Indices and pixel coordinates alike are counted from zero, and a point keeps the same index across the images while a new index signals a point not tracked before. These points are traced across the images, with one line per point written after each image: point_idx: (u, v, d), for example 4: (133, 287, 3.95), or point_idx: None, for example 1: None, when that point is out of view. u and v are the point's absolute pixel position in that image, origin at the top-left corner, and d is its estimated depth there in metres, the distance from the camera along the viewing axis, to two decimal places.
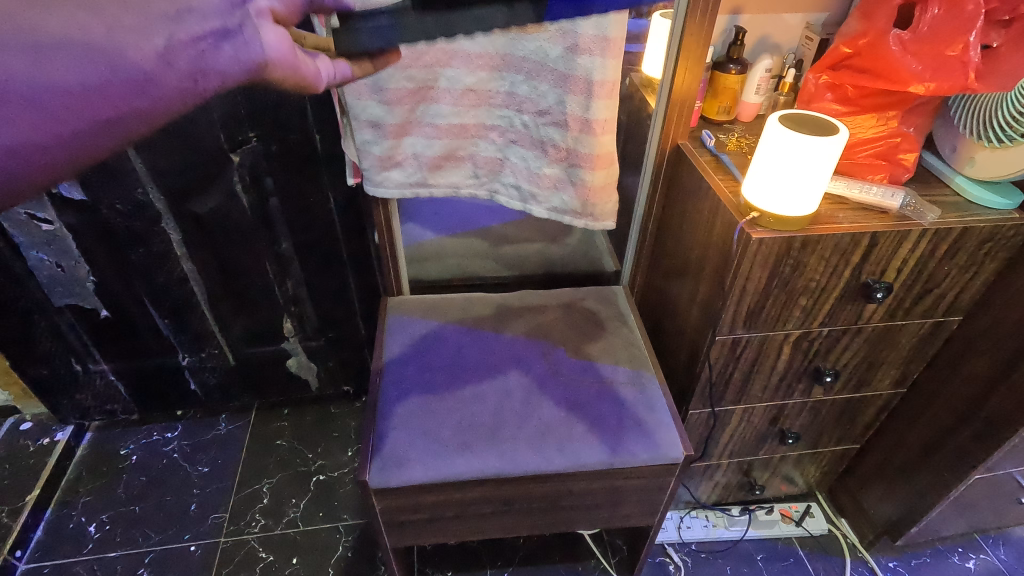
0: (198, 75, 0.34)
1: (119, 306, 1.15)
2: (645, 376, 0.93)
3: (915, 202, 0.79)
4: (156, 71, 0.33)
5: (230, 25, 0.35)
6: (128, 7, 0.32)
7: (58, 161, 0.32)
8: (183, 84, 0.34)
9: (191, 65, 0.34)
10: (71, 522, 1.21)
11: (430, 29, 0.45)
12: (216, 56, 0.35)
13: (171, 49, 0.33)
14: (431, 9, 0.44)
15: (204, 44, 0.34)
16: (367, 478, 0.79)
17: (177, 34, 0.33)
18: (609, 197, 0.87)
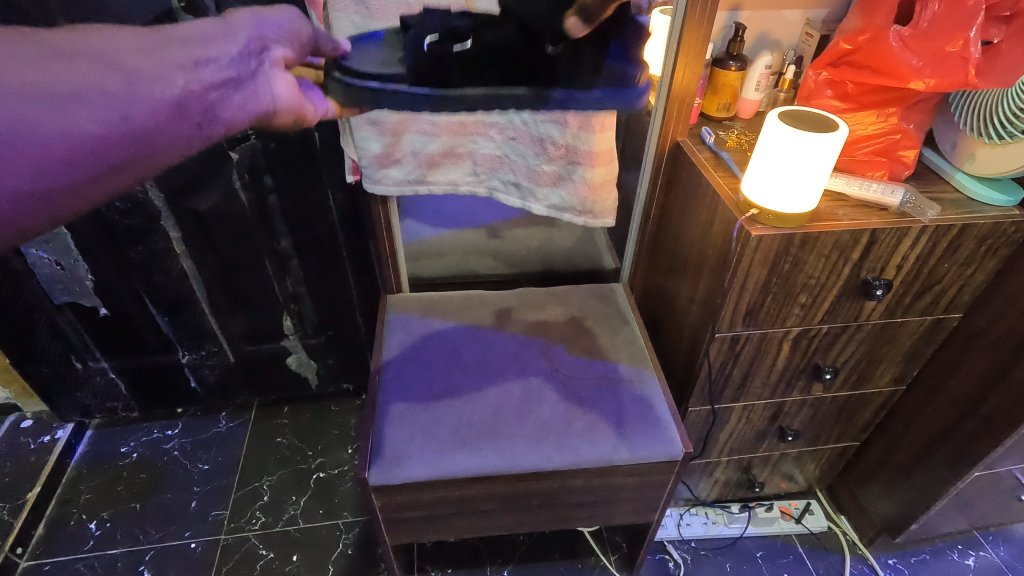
0: (206, 122, 0.41)
1: (119, 304, 1.15)
2: (645, 373, 0.93)
3: (916, 198, 0.79)
4: (170, 118, 0.38)
5: (241, 77, 0.44)
6: (150, 62, 0.37)
7: (67, 199, 0.35)
8: (191, 130, 0.40)
9: (199, 113, 0.40)
10: (72, 520, 1.21)
11: (418, 99, 0.55)
12: (226, 103, 0.43)
13: (184, 96, 0.39)
14: (424, 83, 0.54)
15: (216, 94, 0.41)
16: (366, 476, 0.80)
17: (192, 85, 0.39)
18: (609, 194, 0.87)
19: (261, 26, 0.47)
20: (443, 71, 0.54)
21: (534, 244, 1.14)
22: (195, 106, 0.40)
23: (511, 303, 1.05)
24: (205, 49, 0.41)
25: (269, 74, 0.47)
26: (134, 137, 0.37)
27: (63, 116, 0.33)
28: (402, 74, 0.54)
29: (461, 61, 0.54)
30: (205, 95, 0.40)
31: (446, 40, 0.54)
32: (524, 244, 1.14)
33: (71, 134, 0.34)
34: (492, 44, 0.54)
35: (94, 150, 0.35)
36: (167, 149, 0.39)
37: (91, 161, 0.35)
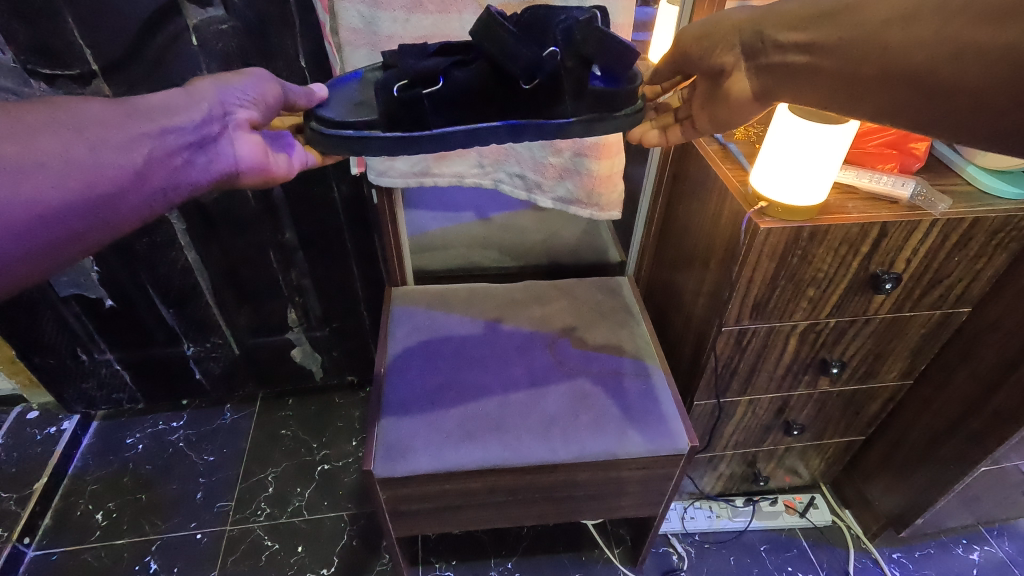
0: (171, 185, 0.56)
1: (123, 296, 1.15)
2: (650, 367, 0.93)
3: (926, 190, 0.78)
4: (136, 184, 0.53)
5: (207, 145, 0.59)
6: (127, 142, 0.52)
7: (67, 249, 0.50)
8: (155, 192, 0.55)
9: (163, 178, 0.55)
10: (79, 510, 1.22)
11: (394, 143, 0.64)
12: (190, 168, 0.58)
13: (150, 163, 0.54)
14: (399, 126, 0.63)
15: (181, 160, 0.57)
16: (371, 468, 0.79)
17: (159, 156, 0.55)
18: (615, 186, 0.86)
19: (227, 93, 0.61)
20: (416, 115, 0.63)
21: (539, 238, 1.13)
22: (158, 166, 0.55)
23: (517, 296, 1.04)
24: (174, 123, 0.56)
25: (233, 138, 0.61)
26: (93, 199, 0.50)
27: (49, 180, 0.48)
28: (377, 121, 0.63)
29: (433, 104, 0.63)
30: (164, 156, 0.55)
31: (416, 84, 0.62)
32: (528, 235, 1.13)
33: (54, 198, 0.48)
34: (464, 81, 0.62)
35: (73, 205, 0.49)
36: (131, 202, 0.53)
37: (67, 216, 0.49)
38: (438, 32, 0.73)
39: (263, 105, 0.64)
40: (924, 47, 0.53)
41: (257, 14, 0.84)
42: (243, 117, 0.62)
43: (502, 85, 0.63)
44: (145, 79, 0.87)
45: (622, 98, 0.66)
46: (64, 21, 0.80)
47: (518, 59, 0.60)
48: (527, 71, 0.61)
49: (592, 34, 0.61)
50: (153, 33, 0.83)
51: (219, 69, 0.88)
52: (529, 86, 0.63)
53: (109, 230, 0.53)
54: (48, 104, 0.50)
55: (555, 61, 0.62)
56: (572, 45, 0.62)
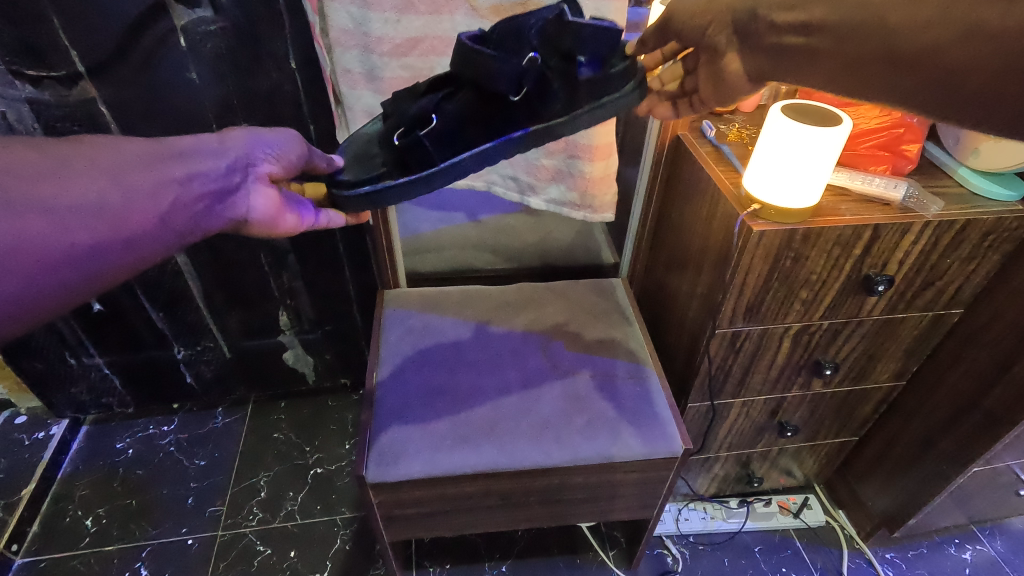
0: (190, 229, 0.58)
1: (112, 299, 1.14)
2: (644, 369, 0.93)
3: (918, 192, 0.78)
4: (158, 227, 0.54)
5: (227, 193, 0.62)
6: (157, 187, 0.54)
7: (85, 288, 0.50)
8: (174, 235, 0.56)
9: (184, 223, 0.57)
10: (67, 516, 1.20)
11: (411, 184, 0.67)
12: (210, 213, 0.60)
13: (174, 207, 0.56)
14: (409, 170, 0.67)
15: (202, 206, 0.59)
16: (364, 473, 0.79)
17: (184, 201, 0.57)
18: (609, 188, 0.85)
19: (253, 147, 0.65)
20: (422, 156, 0.66)
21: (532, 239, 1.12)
22: (181, 210, 0.56)
23: (511, 299, 1.04)
24: (200, 171, 0.59)
25: (250, 190, 0.65)
26: (119, 241, 0.51)
27: (80, 221, 0.49)
28: (388, 170, 0.67)
29: (434, 143, 0.66)
30: (188, 202, 0.57)
31: (413, 128, 0.66)
32: (521, 236, 1.12)
33: (81, 239, 0.48)
34: (455, 114, 0.65)
35: (98, 246, 0.50)
36: (152, 243, 0.54)
37: (91, 257, 0.49)
38: (429, 33, 0.72)
39: (286, 162, 0.68)
40: (926, 31, 0.50)
41: (246, 15, 0.83)
42: (264, 170, 0.67)
43: (490, 100, 0.64)
44: (132, 80, 0.86)
45: (616, 80, 0.65)
46: (49, 22, 0.79)
47: (501, 75, 0.61)
48: (513, 84, 0.62)
49: (565, 28, 0.61)
50: (140, 33, 0.82)
51: (208, 69, 0.87)
52: (518, 95, 0.64)
53: (127, 270, 0.53)
54: (85, 145, 0.52)
55: (537, 66, 0.63)
56: (548, 41, 0.62)
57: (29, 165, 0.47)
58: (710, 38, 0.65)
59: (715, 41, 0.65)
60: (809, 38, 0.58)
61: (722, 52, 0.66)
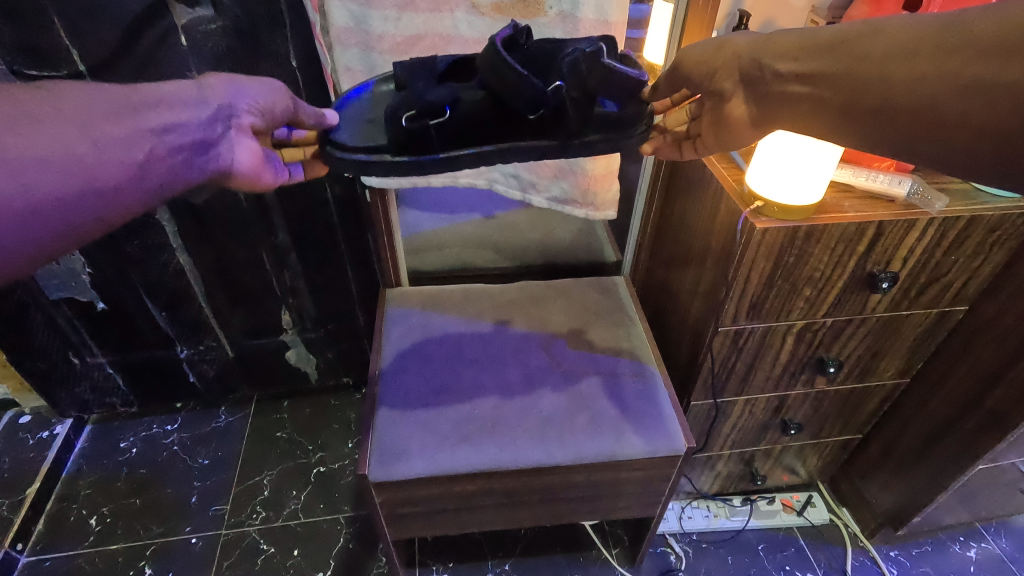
0: (169, 183, 0.55)
1: (115, 299, 1.14)
2: (647, 368, 0.92)
3: (923, 189, 0.77)
4: (133, 180, 0.51)
5: (210, 144, 0.58)
6: (129, 137, 0.51)
7: (58, 244, 0.48)
8: (153, 189, 0.53)
9: (162, 176, 0.54)
10: (72, 515, 1.21)
11: (403, 167, 0.62)
12: (191, 167, 0.57)
13: (150, 159, 0.52)
14: (408, 153, 0.61)
15: (182, 159, 0.55)
16: (366, 472, 0.79)
17: (161, 154, 0.53)
18: (610, 185, 0.85)
19: (233, 96, 0.61)
20: (424, 145, 0.61)
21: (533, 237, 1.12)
22: (158, 162, 0.53)
23: (513, 297, 1.03)
24: (178, 119, 0.55)
25: (233, 141, 0.60)
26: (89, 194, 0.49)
27: (45, 171, 0.46)
28: (386, 146, 0.62)
29: (439, 133, 0.61)
30: (165, 154, 0.54)
31: (424, 115, 0.60)
32: (523, 235, 1.12)
33: (46, 192, 0.46)
34: (468, 111, 0.61)
35: (67, 199, 0.47)
36: (127, 196, 0.51)
37: (61, 210, 0.47)
38: (430, 31, 0.72)
39: (270, 114, 0.64)
40: (924, 83, 0.50)
41: (247, 14, 0.83)
42: (246, 122, 0.62)
43: (505, 115, 0.62)
44: (134, 80, 0.86)
45: (622, 111, 0.64)
46: (50, 21, 0.79)
47: (522, 95, 0.59)
48: (530, 103, 0.60)
49: (597, 68, 0.61)
50: (141, 32, 0.82)
51: (209, 69, 0.87)
52: (534, 116, 0.61)
53: (102, 225, 0.51)
54: (49, 92, 0.49)
55: (560, 94, 0.60)
56: (576, 75, 0.60)
57: None
58: (716, 83, 0.65)
59: (721, 87, 0.65)
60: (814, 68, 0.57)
61: (727, 98, 0.65)
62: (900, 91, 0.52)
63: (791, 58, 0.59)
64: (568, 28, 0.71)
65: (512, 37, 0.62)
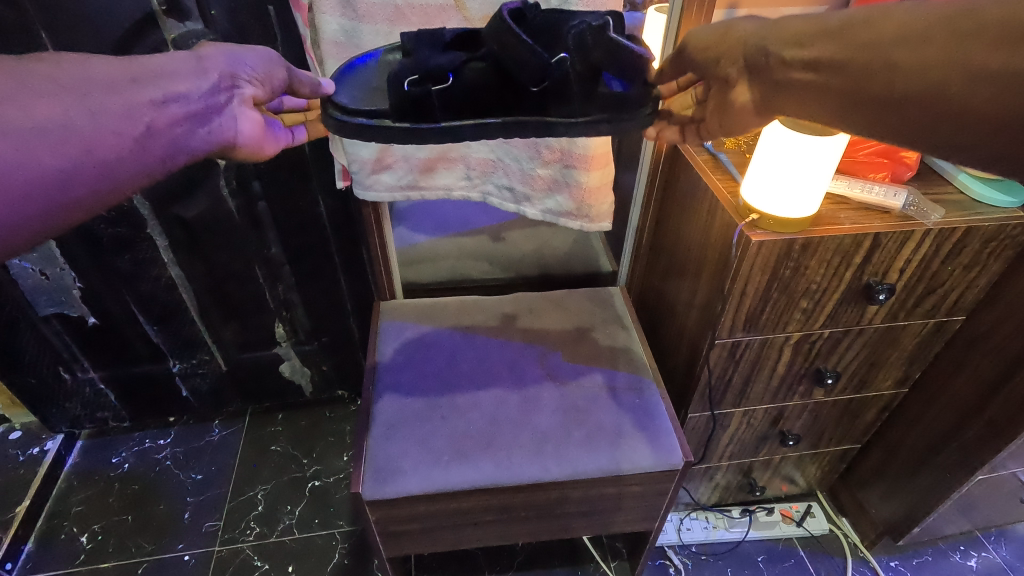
0: (173, 153, 0.54)
1: (106, 313, 1.13)
2: (644, 380, 0.91)
3: (918, 200, 0.77)
4: (137, 150, 0.51)
5: (209, 115, 0.57)
6: (130, 107, 0.50)
7: (66, 216, 0.48)
8: (156, 159, 0.53)
9: (165, 146, 0.53)
10: (63, 532, 1.19)
11: (401, 133, 0.58)
12: (193, 137, 0.56)
13: (152, 129, 0.52)
14: (407, 118, 0.58)
15: (184, 129, 0.55)
16: (360, 490, 0.78)
17: (163, 123, 0.53)
18: (605, 197, 0.85)
19: (232, 65, 0.59)
20: (424, 109, 0.57)
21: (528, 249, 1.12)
22: (160, 132, 0.53)
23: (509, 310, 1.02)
24: (178, 89, 0.54)
25: (234, 111, 0.59)
26: (94, 165, 0.48)
27: (48, 141, 0.46)
28: (386, 112, 0.58)
29: (442, 101, 0.58)
30: (167, 124, 0.53)
31: (426, 81, 0.57)
32: (519, 244, 1.11)
33: (50, 164, 0.46)
34: (471, 80, 0.58)
35: (72, 171, 0.47)
36: (131, 166, 0.51)
37: (66, 182, 0.47)
38: None
39: (269, 84, 0.61)
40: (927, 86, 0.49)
41: (237, 27, 0.83)
42: (248, 93, 0.60)
43: (508, 89, 0.58)
44: None
45: (633, 99, 0.60)
46: (38, 37, 0.78)
47: (525, 64, 0.56)
48: (535, 74, 0.57)
49: (604, 41, 0.58)
50: (131, 47, 0.81)
51: None
52: (538, 88, 0.58)
53: (107, 197, 0.50)
54: (51, 64, 0.48)
55: (565, 67, 0.57)
56: (583, 49, 0.58)
57: None
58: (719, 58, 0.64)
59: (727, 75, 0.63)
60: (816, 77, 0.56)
61: (733, 83, 0.63)
62: (906, 84, 0.50)
63: (797, 55, 0.56)
64: None
65: (521, 10, 0.60)
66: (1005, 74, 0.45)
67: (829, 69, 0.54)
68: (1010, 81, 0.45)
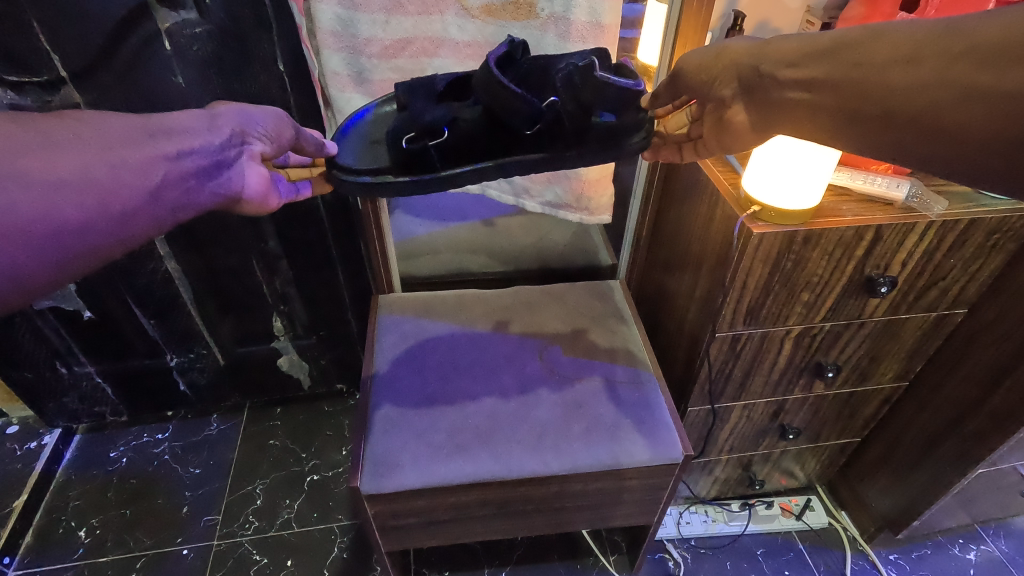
0: (182, 207, 0.55)
1: (102, 307, 1.12)
2: (643, 374, 0.91)
3: (921, 191, 0.76)
4: (147, 203, 0.52)
5: (220, 167, 0.58)
6: (145, 160, 0.52)
7: (74, 267, 0.48)
8: (166, 212, 0.53)
9: (174, 200, 0.54)
10: (61, 527, 1.19)
11: (403, 187, 0.61)
12: (201, 191, 0.56)
13: (164, 183, 0.53)
14: (408, 172, 0.61)
15: (194, 182, 0.55)
16: (358, 484, 0.77)
17: (175, 175, 0.54)
18: (604, 189, 0.84)
19: (244, 123, 0.62)
20: (424, 163, 0.60)
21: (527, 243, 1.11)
22: (172, 185, 0.54)
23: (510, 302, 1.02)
24: (191, 143, 0.56)
25: (243, 165, 0.60)
26: (107, 218, 0.49)
27: (64, 193, 0.46)
28: (388, 167, 0.61)
29: (440, 154, 0.60)
30: (178, 177, 0.54)
31: (423, 135, 0.60)
32: (518, 236, 1.11)
33: (66, 215, 0.46)
34: (467, 132, 0.60)
35: (86, 223, 0.47)
36: (143, 220, 0.52)
37: (78, 232, 0.47)
38: (419, 34, 0.70)
39: (277, 141, 0.64)
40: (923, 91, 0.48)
41: (232, 17, 0.81)
42: (257, 149, 0.62)
43: (503, 135, 0.60)
44: (117, 84, 0.84)
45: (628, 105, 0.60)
46: (28, 26, 0.77)
47: (518, 113, 0.58)
48: (527, 119, 0.58)
49: (592, 80, 0.60)
50: (124, 37, 0.80)
51: (194, 73, 0.85)
52: (533, 131, 0.59)
53: (117, 248, 0.50)
54: (74, 121, 0.50)
55: (555, 109, 0.59)
56: (572, 88, 0.59)
57: (13, 140, 0.46)
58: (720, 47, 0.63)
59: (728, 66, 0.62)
60: (819, 66, 0.55)
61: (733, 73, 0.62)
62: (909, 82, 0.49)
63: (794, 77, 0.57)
64: (560, 30, 0.69)
65: (507, 53, 0.61)
66: (997, 92, 0.44)
67: (827, 76, 0.54)
68: (1000, 100, 0.44)
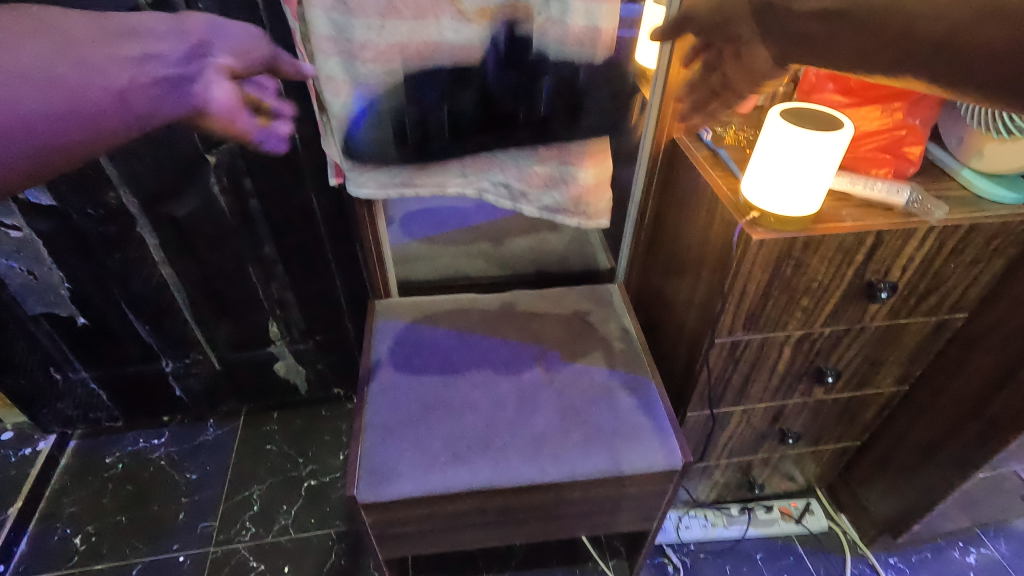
0: (149, 117, 0.38)
1: (96, 313, 1.11)
2: (642, 380, 0.90)
3: (922, 197, 0.76)
4: (101, 104, 0.35)
5: (185, 74, 0.40)
6: (96, 49, 0.35)
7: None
8: (116, 129, 0.36)
9: (140, 108, 0.37)
10: (56, 534, 1.18)
11: None
12: (164, 103, 0.39)
13: (130, 87, 0.37)
14: None
15: (158, 89, 0.38)
16: (355, 493, 0.76)
17: (139, 78, 0.37)
18: (602, 194, 0.86)
19: (211, 33, 0.44)
20: None
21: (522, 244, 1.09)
22: (142, 95, 0.37)
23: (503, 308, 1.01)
24: (152, 43, 0.38)
25: (210, 78, 0.42)
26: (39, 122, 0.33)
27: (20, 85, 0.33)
28: None
29: None
30: (146, 87, 0.38)
31: None
32: (512, 239, 1.10)
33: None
34: None
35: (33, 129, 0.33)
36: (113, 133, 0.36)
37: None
38: (414, 38, 0.68)
39: (246, 59, 0.46)
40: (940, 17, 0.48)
41: (227, 21, 0.81)
42: (222, 63, 0.44)
43: None
44: None
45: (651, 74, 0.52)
46: None
47: None
48: None
49: None
50: None
51: None
52: None
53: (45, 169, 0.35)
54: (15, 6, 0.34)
55: None
56: None
57: None
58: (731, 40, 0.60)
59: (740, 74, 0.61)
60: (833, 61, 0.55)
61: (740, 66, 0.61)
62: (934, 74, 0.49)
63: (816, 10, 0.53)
64: (558, 34, 0.68)
65: None
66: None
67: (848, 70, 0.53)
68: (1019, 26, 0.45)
